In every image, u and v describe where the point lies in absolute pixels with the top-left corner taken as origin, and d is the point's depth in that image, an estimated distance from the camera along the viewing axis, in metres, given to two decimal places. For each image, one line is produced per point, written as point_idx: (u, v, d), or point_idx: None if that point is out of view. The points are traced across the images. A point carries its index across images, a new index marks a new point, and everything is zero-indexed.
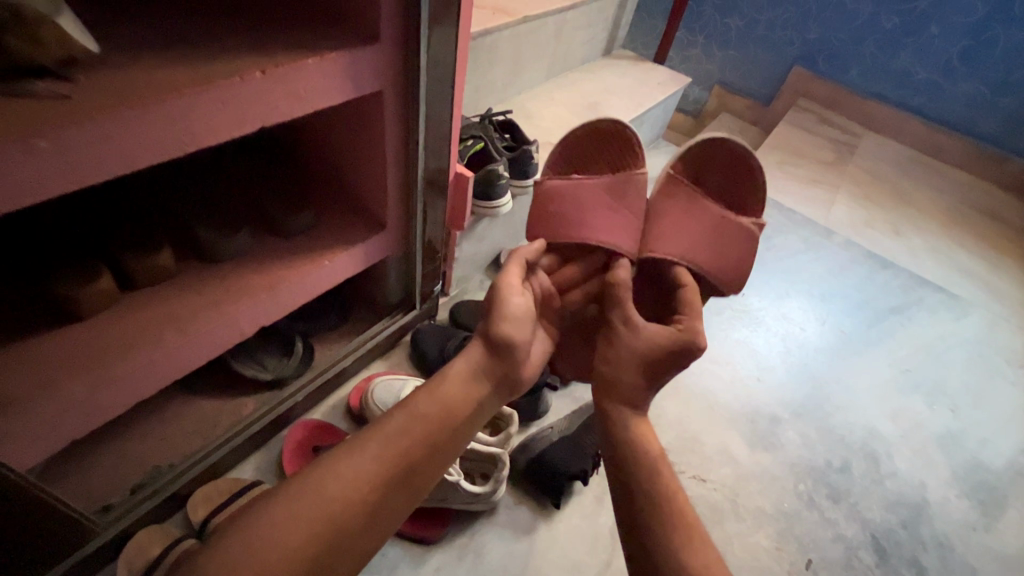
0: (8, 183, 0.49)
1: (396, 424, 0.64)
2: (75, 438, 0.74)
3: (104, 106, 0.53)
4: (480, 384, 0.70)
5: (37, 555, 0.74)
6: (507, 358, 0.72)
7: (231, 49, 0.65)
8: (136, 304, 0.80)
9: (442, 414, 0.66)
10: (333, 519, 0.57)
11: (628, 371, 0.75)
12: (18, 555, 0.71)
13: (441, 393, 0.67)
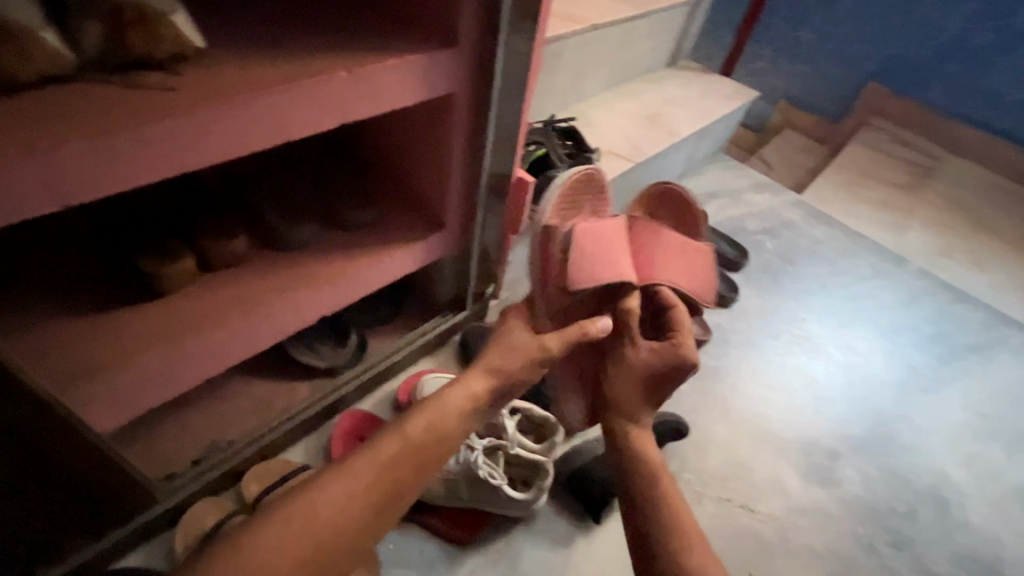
0: (118, 166, 0.53)
1: (398, 441, 0.67)
2: (151, 407, 0.78)
3: (206, 98, 0.56)
4: (475, 407, 0.74)
5: (106, 509, 0.80)
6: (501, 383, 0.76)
7: (320, 48, 0.68)
8: (210, 285, 0.84)
9: (441, 433, 0.70)
10: (345, 530, 0.61)
11: (622, 382, 0.79)
12: (85, 506, 0.77)
13: (441, 415, 0.70)
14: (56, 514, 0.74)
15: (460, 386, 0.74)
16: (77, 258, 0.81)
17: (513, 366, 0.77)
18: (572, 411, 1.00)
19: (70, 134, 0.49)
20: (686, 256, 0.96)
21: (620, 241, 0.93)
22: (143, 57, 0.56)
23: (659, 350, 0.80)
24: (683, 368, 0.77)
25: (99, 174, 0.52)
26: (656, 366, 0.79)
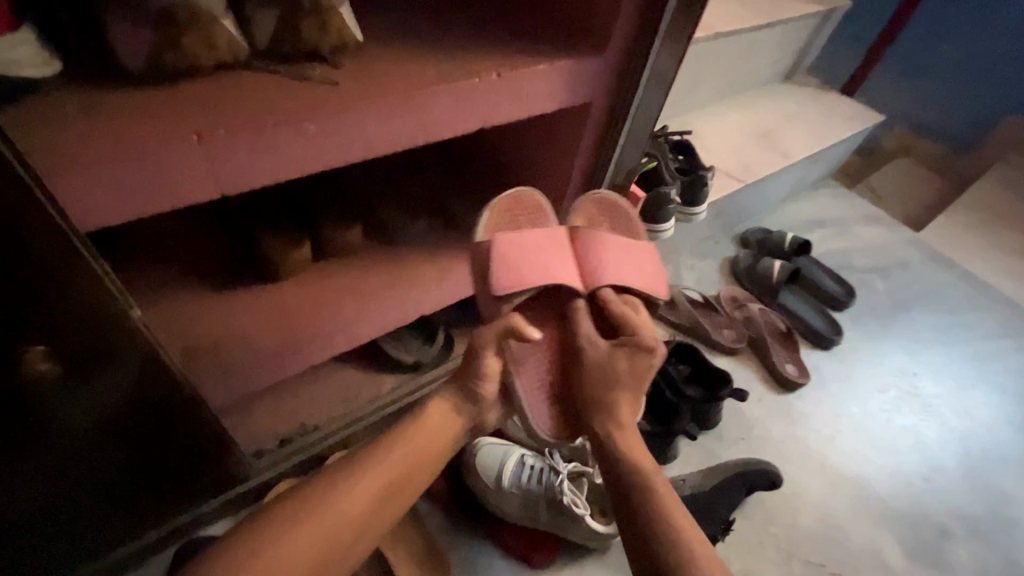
0: (278, 160, 0.52)
1: (376, 453, 0.61)
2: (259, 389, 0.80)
3: (365, 96, 0.55)
4: (459, 415, 0.66)
5: (202, 486, 0.80)
6: (483, 385, 0.66)
7: (471, 47, 0.65)
8: (323, 274, 0.84)
9: (427, 445, 0.63)
10: (329, 545, 0.55)
11: (599, 391, 0.66)
12: (187, 480, 0.77)
13: (425, 427, 0.64)
14: (163, 481, 0.75)
15: (444, 395, 0.66)
16: (203, 233, 0.83)
17: (484, 365, 0.66)
18: (537, 420, 0.72)
19: (238, 125, 0.49)
20: (635, 257, 0.80)
21: (554, 246, 0.77)
22: (308, 48, 0.55)
23: (627, 345, 0.67)
24: (643, 349, 0.66)
25: (261, 166, 0.52)
26: (621, 361, 0.66)
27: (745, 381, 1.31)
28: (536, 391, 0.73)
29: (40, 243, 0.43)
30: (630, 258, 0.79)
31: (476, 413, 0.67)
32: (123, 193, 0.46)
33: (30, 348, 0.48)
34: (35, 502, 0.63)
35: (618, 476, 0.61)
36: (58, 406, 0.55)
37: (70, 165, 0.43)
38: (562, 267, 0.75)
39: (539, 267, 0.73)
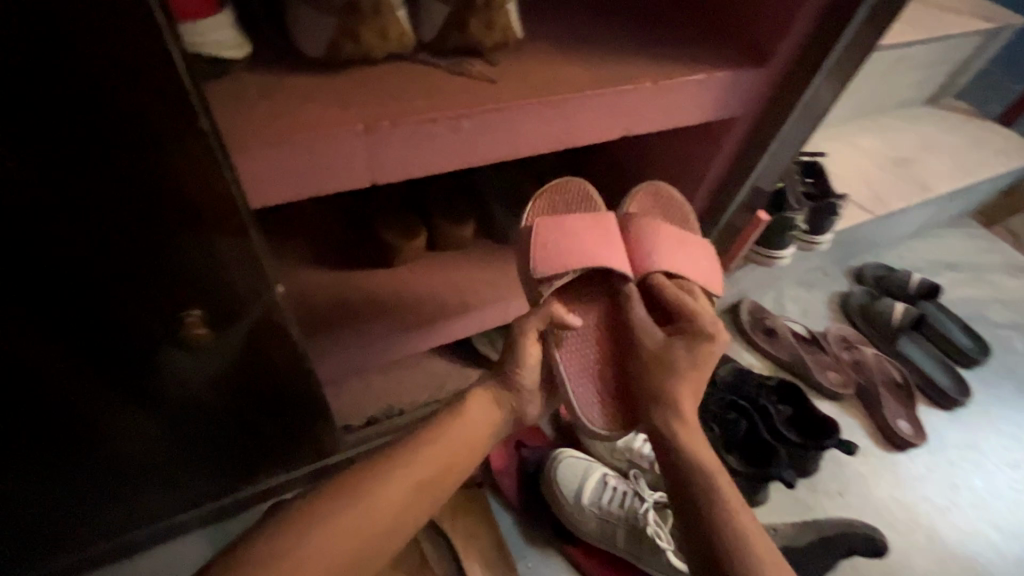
0: (428, 155, 0.52)
1: (418, 440, 0.56)
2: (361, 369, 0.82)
3: (520, 96, 0.53)
4: (498, 408, 0.61)
5: (297, 452, 0.83)
6: (521, 370, 0.61)
7: (628, 52, 0.62)
8: (432, 265, 0.85)
9: (467, 435, 0.57)
10: (369, 533, 0.50)
11: (657, 378, 0.60)
12: (284, 445, 0.80)
13: (464, 417, 0.58)
14: (263, 445, 0.78)
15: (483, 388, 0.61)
16: (325, 212, 0.86)
17: (525, 350, 0.62)
18: (589, 412, 0.67)
19: (401, 115, 0.49)
20: (690, 248, 0.73)
21: (603, 230, 0.69)
22: (471, 44, 0.54)
23: (687, 335, 0.63)
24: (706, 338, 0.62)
25: (413, 159, 0.52)
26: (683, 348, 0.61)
27: (848, 431, 1.20)
28: (583, 380, 0.68)
29: (217, 217, 0.45)
30: (686, 247, 0.73)
31: (517, 406, 0.62)
32: (292, 174, 0.47)
33: (187, 311, 0.51)
34: (160, 447, 0.67)
35: (691, 482, 0.54)
36: (192, 365, 0.57)
37: (253, 143, 0.44)
38: (607, 250, 0.68)
39: (587, 252, 0.66)
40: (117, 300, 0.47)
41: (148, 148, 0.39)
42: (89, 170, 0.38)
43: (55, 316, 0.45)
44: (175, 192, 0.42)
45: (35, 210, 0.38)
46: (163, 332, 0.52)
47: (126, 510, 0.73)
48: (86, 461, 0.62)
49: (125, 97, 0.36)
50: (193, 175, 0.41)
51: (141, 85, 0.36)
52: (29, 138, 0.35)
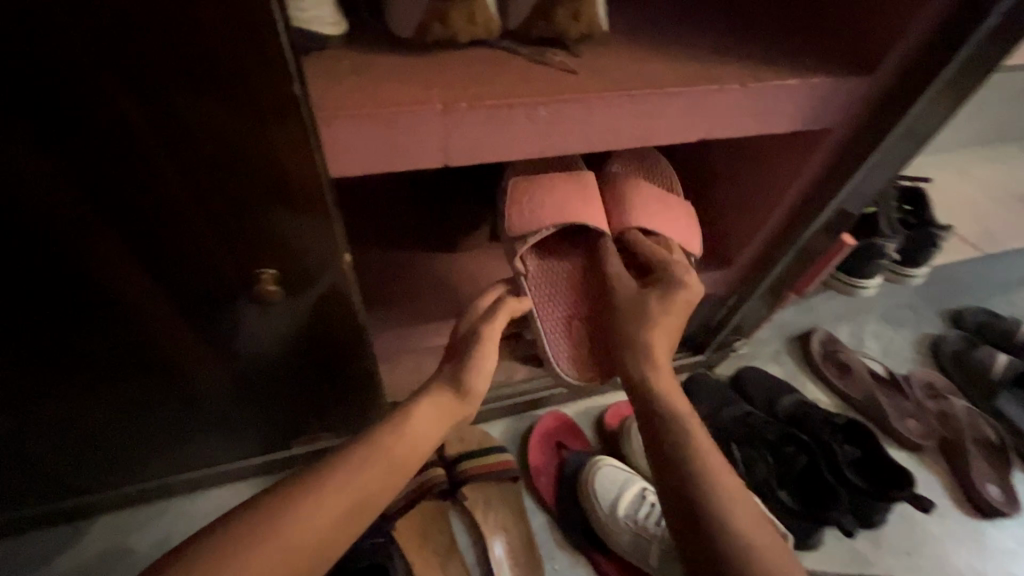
0: (502, 141, 0.52)
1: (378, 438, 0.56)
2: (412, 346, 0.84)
3: (599, 89, 0.53)
4: (443, 412, 0.61)
5: (344, 419, 0.86)
6: (467, 380, 0.63)
7: (719, 51, 0.59)
8: (492, 255, 0.86)
9: (425, 434, 0.59)
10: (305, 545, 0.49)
11: (631, 326, 0.66)
12: (330, 410, 0.83)
13: (402, 427, 0.57)
14: (310, 409, 0.81)
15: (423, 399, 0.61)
16: (395, 193, 0.89)
17: (473, 359, 0.64)
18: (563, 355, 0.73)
19: (480, 99, 0.50)
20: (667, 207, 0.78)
21: (576, 190, 0.73)
22: (557, 34, 0.53)
23: (659, 287, 0.69)
24: (682, 287, 0.67)
25: (486, 144, 0.52)
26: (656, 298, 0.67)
27: (925, 487, 1.08)
28: (558, 328, 0.74)
29: (298, 183, 0.47)
30: (664, 207, 0.76)
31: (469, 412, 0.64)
32: (372, 148, 0.49)
33: (262, 270, 0.54)
34: (226, 395, 0.72)
35: (669, 429, 0.59)
36: (262, 321, 0.61)
37: (340, 115, 0.47)
38: (586, 211, 0.72)
39: (563, 211, 0.71)
40: (203, 251, 0.51)
41: (244, 112, 0.42)
42: (192, 128, 0.41)
43: (151, 257, 0.50)
44: (264, 155, 0.45)
45: (146, 160, 0.43)
46: (240, 286, 0.55)
47: (193, 444, 0.80)
48: (162, 393, 0.68)
49: (227, 63, 0.39)
50: (281, 142, 0.44)
51: (243, 54, 0.38)
52: (145, 95, 0.39)
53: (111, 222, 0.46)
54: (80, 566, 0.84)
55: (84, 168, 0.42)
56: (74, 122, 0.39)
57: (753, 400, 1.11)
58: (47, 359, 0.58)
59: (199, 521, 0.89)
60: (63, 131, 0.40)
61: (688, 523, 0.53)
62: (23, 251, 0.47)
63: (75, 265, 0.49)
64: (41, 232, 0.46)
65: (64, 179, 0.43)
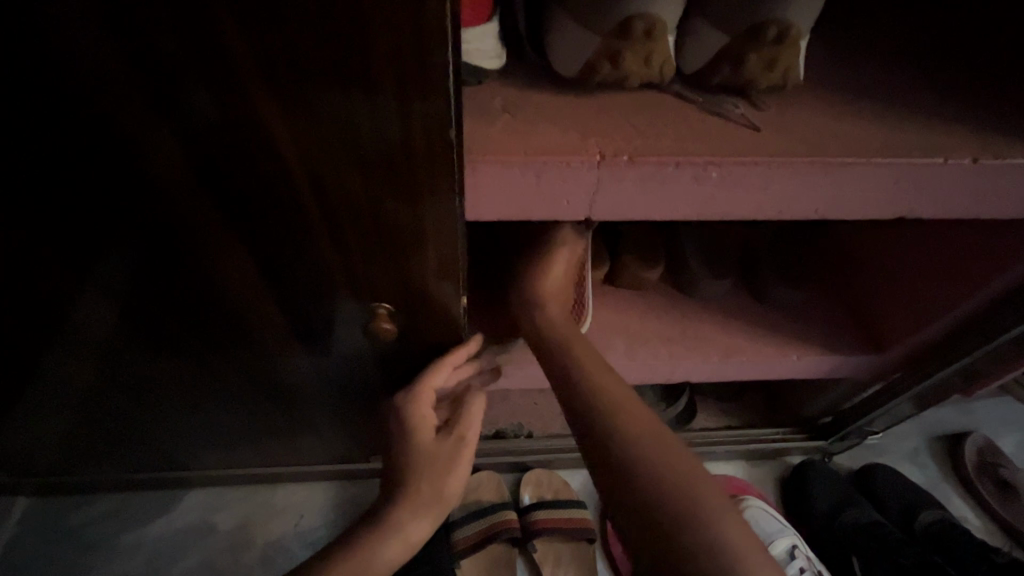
0: (661, 200, 0.46)
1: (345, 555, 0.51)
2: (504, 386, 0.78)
3: (786, 152, 0.44)
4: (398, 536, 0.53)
5: None
6: (428, 490, 0.55)
7: (946, 113, 0.47)
8: (604, 301, 0.77)
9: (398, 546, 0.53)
10: None
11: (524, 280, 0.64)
12: None
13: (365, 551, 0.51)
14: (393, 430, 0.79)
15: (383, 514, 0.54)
16: None
17: (448, 470, 0.56)
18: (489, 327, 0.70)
19: (645, 154, 0.43)
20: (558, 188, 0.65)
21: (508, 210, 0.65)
22: (741, 82, 0.45)
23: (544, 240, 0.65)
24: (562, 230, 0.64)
25: (641, 201, 0.46)
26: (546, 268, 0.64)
27: None
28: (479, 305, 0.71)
29: (433, 229, 0.43)
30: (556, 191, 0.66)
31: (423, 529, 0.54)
32: (514, 195, 0.44)
33: (379, 305, 0.51)
34: (321, 403, 0.72)
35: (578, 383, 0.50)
36: (369, 351, 0.59)
37: (488, 159, 0.42)
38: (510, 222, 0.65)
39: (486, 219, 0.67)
40: (327, 284, 0.48)
41: (396, 159, 0.37)
42: (339, 170, 0.38)
43: (278, 282, 0.48)
44: (407, 200, 0.40)
45: (289, 198, 0.39)
46: (355, 319, 0.53)
47: (285, 440, 0.82)
48: (265, 394, 0.69)
49: (392, 111, 0.34)
50: (429, 190, 0.39)
51: (410, 101, 0.33)
52: (302, 137, 0.35)
53: (246, 249, 0.44)
54: (171, 535, 0.88)
55: (230, 200, 0.40)
56: (228, 159, 0.37)
57: (884, 507, 0.94)
58: (172, 354, 0.60)
59: (278, 514, 0.91)
60: (216, 166, 0.37)
61: (602, 460, 0.43)
62: (166, 265, 0.46)
63: (209, 282, 0.48)
64: (183, 250, 0.45)
65: (210, 209, 0.40)
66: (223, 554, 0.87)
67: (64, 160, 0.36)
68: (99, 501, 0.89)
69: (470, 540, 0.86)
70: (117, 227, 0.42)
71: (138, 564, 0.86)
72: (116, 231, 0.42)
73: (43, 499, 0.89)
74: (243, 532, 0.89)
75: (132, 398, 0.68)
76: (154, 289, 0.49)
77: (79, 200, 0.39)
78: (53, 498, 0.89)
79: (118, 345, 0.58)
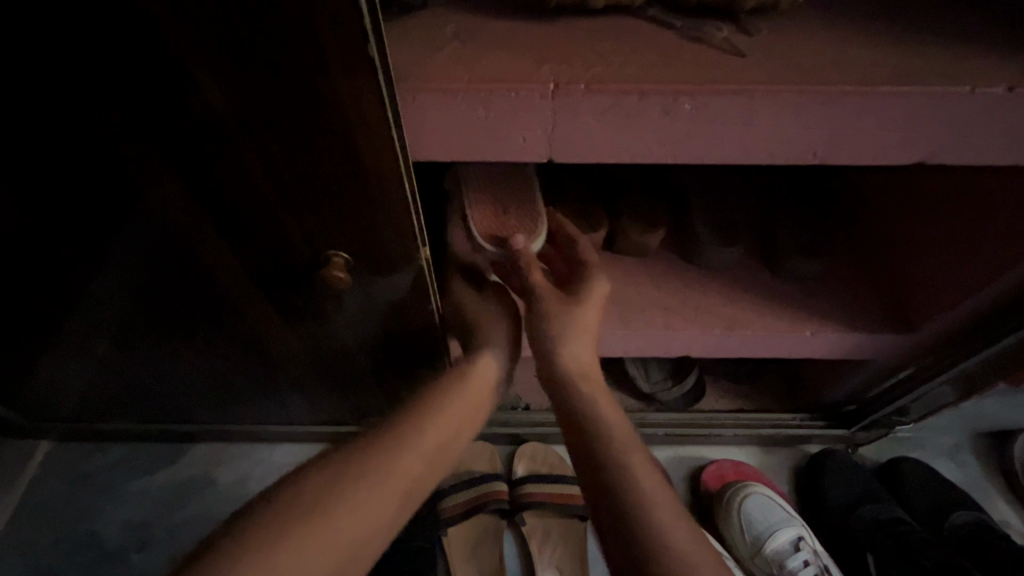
0: (626, 137, 0.41)
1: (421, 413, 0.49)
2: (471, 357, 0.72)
3: (775, 80, 0.39)
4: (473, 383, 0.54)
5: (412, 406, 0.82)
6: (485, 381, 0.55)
7: (974, 38, 0.40)
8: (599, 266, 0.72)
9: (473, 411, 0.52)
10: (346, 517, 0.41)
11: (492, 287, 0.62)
12: (398, 396, 0.79)
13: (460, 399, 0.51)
14: (377, 391, 0.78)
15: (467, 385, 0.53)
16: None
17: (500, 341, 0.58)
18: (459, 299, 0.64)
19: (604, 81, 0.39)
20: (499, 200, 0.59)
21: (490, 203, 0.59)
22: (725, 2, 0.40)
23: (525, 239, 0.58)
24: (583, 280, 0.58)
25: (604, 138, 0.41)
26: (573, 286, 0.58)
27: None
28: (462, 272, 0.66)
29: (379, 189, 0.43)
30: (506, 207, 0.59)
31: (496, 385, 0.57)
32: (460, 130, 0.41)
33: (336, 253, 0.49)
34: (303, 365, 0.72)
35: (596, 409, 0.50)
36: (340, 312, 0.59)
37: (431, 88, 0.39)
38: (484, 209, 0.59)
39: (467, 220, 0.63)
40: (285, 248, 0.49)
41: (325, 116, 0.37)
42: (272, 126, 0.38)
43: (239, 245, 0.49)
44: (345, 157, 0.41)
45: (229, 156, 0.40)
46: (320, 286, 0.54)
47: (277, 401, 0.82)
48: (246, 355, 0.69)
49: (306, 54, 0.34)
50: (364, 148, 0.40)
51: (322, 44, 0.33)
52: (225, 80, 0.35)
53: (200, 209, 0.46)
54: (174, 485, 0.91)
55: (172, 156, 0.41)
56: (155, 102, 0.37)
57: (911, 503, 0.86)
58: (154, 314, 0.61)
59: (275, 471, 0.93)
60: (148, 114, 0.38)
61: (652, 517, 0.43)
62: (127, 223, 0.48)
63: (172, 244, 0.50)
64: (138, 209, 0.46)
65: (154, 163, 0.41)
66: (222, 505, 0.90)
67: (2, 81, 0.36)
68: (112, 449, 0.94)
69: (458, 509, 0.84)
70: (61, 159, 0.41)
71: (143, 510, 0.89)
72: (66, 167, 0.42)
73: (63, 444, 0.94)
74: (242, 486, 0.92)
75: (122, 353, 0.70)
76: (124, 250, 0.51)
77: (20, 126, 0.39)
78: (70, 444, 0.94)
79: (97, 299, 0.59)
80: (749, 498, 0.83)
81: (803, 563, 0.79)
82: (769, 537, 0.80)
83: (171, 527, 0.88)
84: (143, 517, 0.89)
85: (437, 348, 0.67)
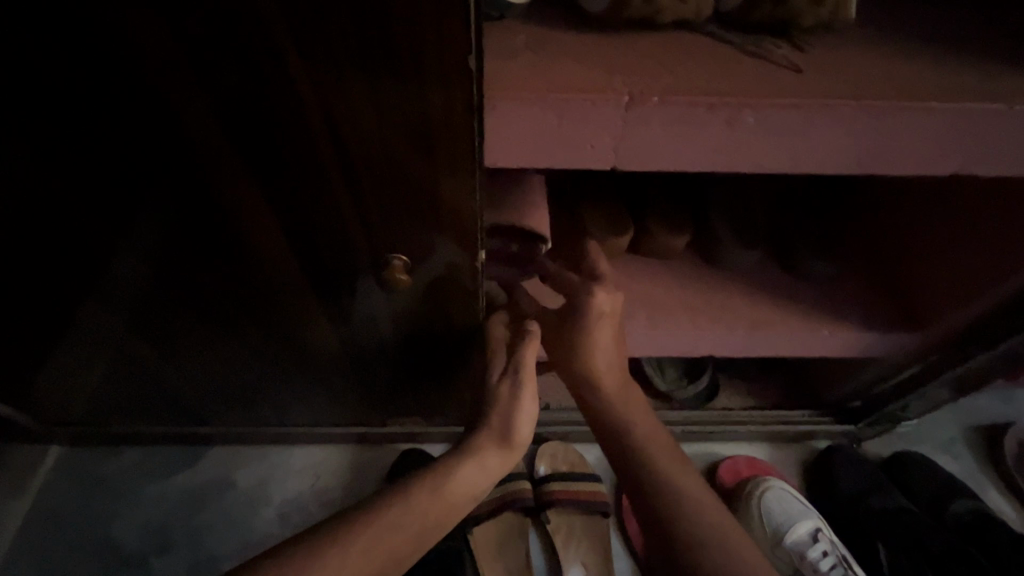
0: (689, 146, 0.43)
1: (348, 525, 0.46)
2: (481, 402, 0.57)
3: (832, 92, 0.41)
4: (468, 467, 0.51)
5: (439, 405, 0.83)
6: (485, 442, 0.52)
7: (1008, 60, 0.44)
8: (629, 266, 0.74)
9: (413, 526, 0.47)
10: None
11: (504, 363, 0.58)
12: (425, 395, 0.80)
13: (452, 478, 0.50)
14: (402, 392, 0.79)
15: (467, 463, 0.51)
16: None
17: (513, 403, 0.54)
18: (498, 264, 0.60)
19: (675, 92, 0.41)
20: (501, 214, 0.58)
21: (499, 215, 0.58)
22: (785, 21, 0.43)
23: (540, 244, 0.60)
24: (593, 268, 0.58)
25: (668, 147, 0.43)
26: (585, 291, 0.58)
27: None
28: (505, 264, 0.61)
29: (446, 198, 0.45)
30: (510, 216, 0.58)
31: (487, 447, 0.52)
32: (533, 136, 0.42)
33: (394, 257, 0.51)
34: (335, 365, 0.72)
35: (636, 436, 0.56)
36: (382, 311, 0.60)
37: (510, 95, 0.40)
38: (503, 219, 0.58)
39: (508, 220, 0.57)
40: (343, 249, 0.51)
41: (414, 121, 0.39)
42: (357, 129, 0.40)
43: (297, 245, 0.50)
44: (421, 161, 0.42)
45: (310, 159, 0.42)
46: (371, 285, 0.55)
47: (300, 399, 0.82)
48: (280, 354, 0.69)
49: (404, 63, 0.36)
50: (442, 155, 0.42)
51: (419, 50, 0.35)
52: (319, 83, 0.37)
53: (264, 210, 0.46)
54: (191, 486, 0.90)
55: (251, 157, 0.42)
56: (245, 102, 0.37)
57: (913, 494, 0.91)
58: (192, 313, 0.61)
59: (293, 473, 0.92)
60: (234, 113, 0.38)
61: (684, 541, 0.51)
62: (186, 224, 0.48)
63: (228, 244, 0.50)
64: (202, 209, 0.46)
65: (231, 164, 0.42)
66: (241, 506, 0.89)
67: (94, 82, 0.37)
68: (124, 454, 0.92)
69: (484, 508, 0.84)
70: (133, 159, 0.42)
71: (158, 514, 0.88)
72: (138, 166, 0.42)
73: (72, 449, 0.92)
74: (260, 489, 0.91)
75: (151, 353, 0.69)
76: (178, 250, 0.51)
77: (97, 124, 0.39)
78: (80, 448, 0.92)
79: (135, 297, 0.59)
80: (768, 492, 0.87)
81: (821, 554, 0.82)
82: (788, 529, 0.84)
83: (189, 531, 0.87)
84: (160, 520, 0.88)
85: (474, 350, 0.68)
